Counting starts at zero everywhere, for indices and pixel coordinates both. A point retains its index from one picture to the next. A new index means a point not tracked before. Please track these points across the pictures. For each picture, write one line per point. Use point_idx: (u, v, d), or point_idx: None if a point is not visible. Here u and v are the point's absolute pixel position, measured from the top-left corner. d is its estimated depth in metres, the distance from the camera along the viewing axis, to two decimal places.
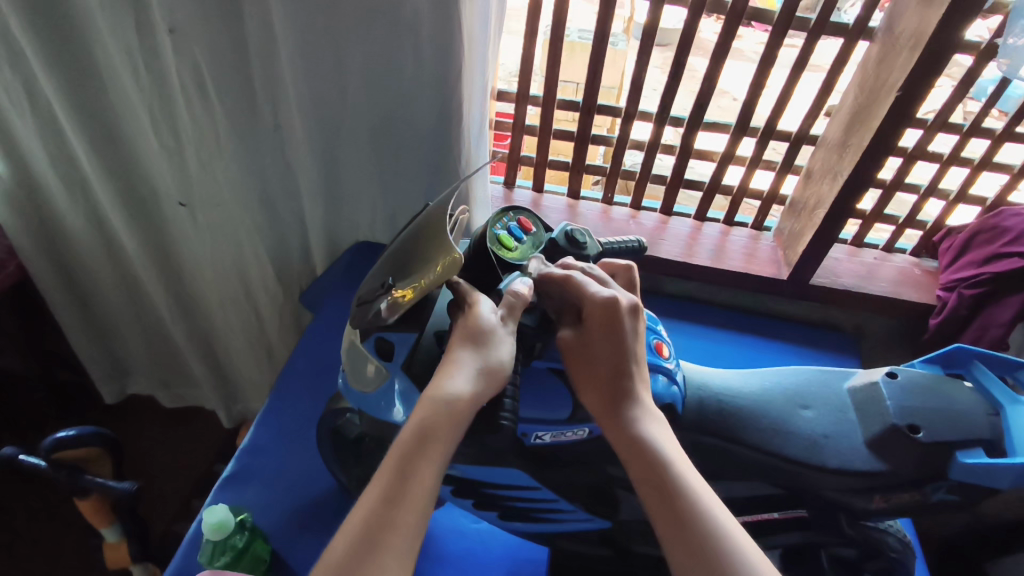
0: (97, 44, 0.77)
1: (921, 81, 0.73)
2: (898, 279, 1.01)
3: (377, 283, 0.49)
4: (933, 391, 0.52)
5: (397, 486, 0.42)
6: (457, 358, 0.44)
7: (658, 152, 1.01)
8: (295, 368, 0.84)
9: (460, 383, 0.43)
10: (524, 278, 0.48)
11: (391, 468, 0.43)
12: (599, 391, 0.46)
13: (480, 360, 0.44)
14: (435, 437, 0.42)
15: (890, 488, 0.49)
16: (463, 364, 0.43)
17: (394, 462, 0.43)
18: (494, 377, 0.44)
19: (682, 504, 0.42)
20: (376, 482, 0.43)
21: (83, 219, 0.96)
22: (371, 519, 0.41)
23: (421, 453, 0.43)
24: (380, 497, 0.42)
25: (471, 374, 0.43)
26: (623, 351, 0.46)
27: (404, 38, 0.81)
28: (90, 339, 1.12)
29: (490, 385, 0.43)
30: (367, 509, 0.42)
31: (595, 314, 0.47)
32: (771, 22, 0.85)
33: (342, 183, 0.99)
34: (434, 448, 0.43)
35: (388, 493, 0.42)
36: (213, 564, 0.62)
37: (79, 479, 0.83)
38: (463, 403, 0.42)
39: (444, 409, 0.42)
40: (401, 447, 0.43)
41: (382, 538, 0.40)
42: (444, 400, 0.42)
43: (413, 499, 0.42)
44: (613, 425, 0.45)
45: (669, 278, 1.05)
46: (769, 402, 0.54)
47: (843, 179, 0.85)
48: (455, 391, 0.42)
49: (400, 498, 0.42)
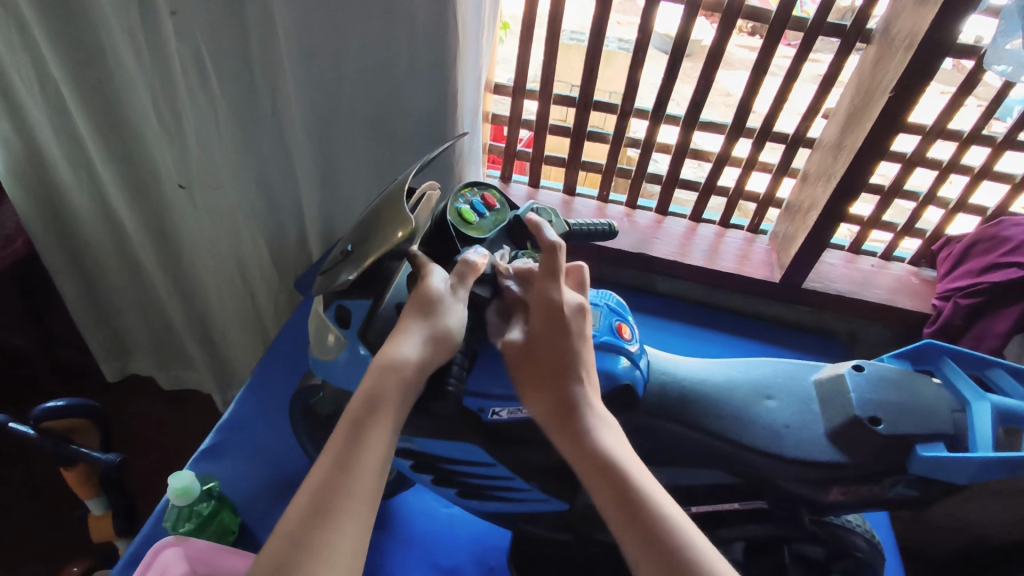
0: (100, 22, 0.77)
1: (915, 83, 0.72)
2: (895, 286, 0.99)
3: (338, 252, 0.50)
4: (898, 385, 0.51)
5: (349, 452, 0.40)
6: (406, 326, 0.45)
7: (654, 150, 1.01)
8: (277, 349, 0.84)
9: (409, 349, 0.43)
10: (479, 248, 0.49)
11: (342, 435, 0.41)
12: (540, 404, 0.47)
13: (429, 327, 0.44)
14: (383, 402, 0.42)
15: (848, 479, 0.49)
16: (412, 332, 0.44)
17: (345, 429, 0.41)
18: (443, 347, 0.45)
19: (619, 478, 0.44)
20: (328, 451, 0.41)
21: (88, 198, 0.96)
22: (323, 485, 0.39)
23: (371, 418, 0.42)
24: (332, 464, 0.40)
25: (419, 341, 0.44)
26: (569, 362, 0.47)
27: (400, 28, 0.81)
28: (91, 316, 1.12)
29: (438, 353, 0.44)
30: (319, 477, 0.40)
31: (548, 318, 0.47)
32: (768, 21, 0.84)
33: (338, 174, 0.98)
34: (385, 414, 0.42)
35: (341, 461, 0.40)
36: (178, 530, 0.64)
37: (65, 449, 0.83)
38: (410, 368, 0.43)
39: (393, 375, 0.42)
40: (351, 413, 0.42)
41: (334, 504, 0.38)
42: (394, 366, 0.43)
43: (366, 466, 0.40)
44: (557, 426, 0.46)
45: (661, 278, 1.04)
46: (734, 391, 0.53)
47: (835, 181, 0.84)
48: (403, 356, 0.43)
49: (352, 463, 0.40)
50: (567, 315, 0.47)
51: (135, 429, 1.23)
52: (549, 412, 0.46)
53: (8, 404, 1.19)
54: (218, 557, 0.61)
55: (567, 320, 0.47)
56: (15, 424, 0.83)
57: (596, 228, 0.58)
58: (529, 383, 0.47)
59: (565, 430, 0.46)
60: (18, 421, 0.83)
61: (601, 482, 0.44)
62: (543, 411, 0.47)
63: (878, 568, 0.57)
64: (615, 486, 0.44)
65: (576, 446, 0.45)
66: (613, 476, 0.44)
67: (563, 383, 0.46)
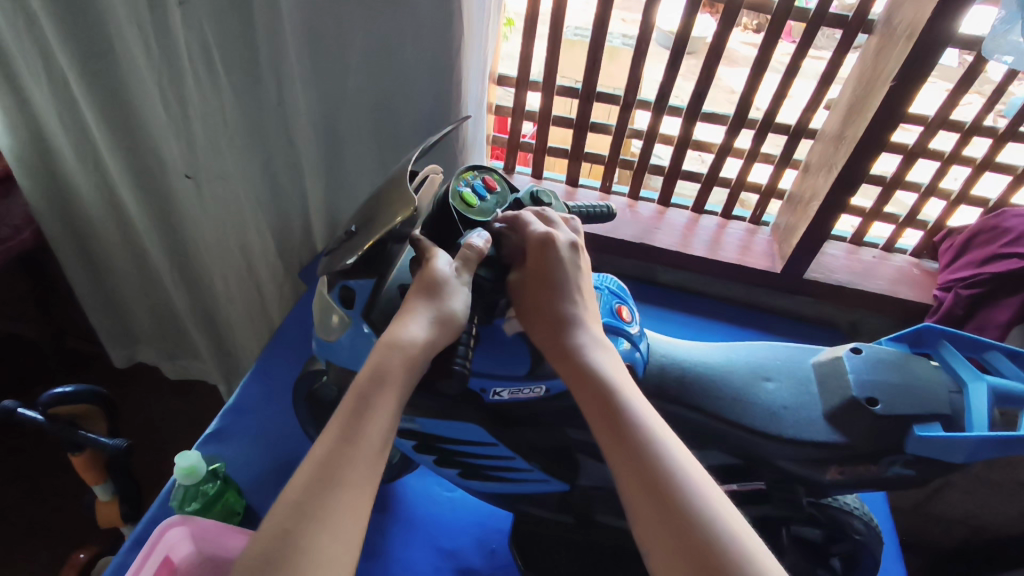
0: (108, 12, 0.76)
1: (915, 74, 0.73)
2: (896, 277, 0.99)
3: (343, 232, 0.51)
4: (896, 367, 0.52)
5: (355, 424, 0.41)
6: (412, 308, 0.45)
7: (656, 141, 1.01)
8: (281, 336, 0.85)
9: (416, 329, 0.44)
10: (483, 232, 0.49)
11: (348, 408, 0.42)
12: (545, 336, 0.48)
13: (435, 309, 0.45)
14: (388, 379, 0.43)
15: (846, 460, 0.50)
16: (418, 313, 0.45)
17: (352, 403, 0.42)
18: (448, 328, 0.45)
19: (613, 407, 0.43)
20: (334, 423, 0.41)
21: (94, 187, 0.96)
22: (328, 455, 0.40)
23: (377, 392, 0.42)
24: (338, 435, 0.40)
25: (426, 323, 0.44)
26: (563, 289, 0.48)
27: (403, 18, 0.81)
28: (98, 305, 1.13)
29: (445, 333, 0.45)
30: (325, 448, 0.40)
31: (533, 250, 0.49)
32: (770, 12, 0.84)
33: (342, 157, 1.00)
34: (391, 389, 0.43)
35: (346, 432, 0.41)
36: (185, 508, 0.65)
37: (72, 434, 0.84)
38: (418, 348, 0.44)
39: (399, 353, 0.43)
40: (357, 388, 0.43)
41: (339, 474, 0.39)
42: (400, 345, 0.43)
43: (371, 438, 0.41)
44: (560, 362, 0.46)
45: (663, 269, 1.04)
46: (733, 374, 0.54)
47: (836, 171, 0.84)
48: (411, 336, 0.44)
49: (358, 435, 0.41)
50: (549, 243, 0.49)
51: (141, 417, 1.24)
52: (554, 346, 0.47)
53: (17, 392, 1.20)
54: (224, 537, 0.62)
55: (547, 249, 0.49)
56: (23, 410, 0.83)
57: (596, 211, 0.58)
58: (531, 318, 0.49)
59: (564, 361, 0.46)
60: (26, 407, 0.84)
61: (599, 415, 0.43)
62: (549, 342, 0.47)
63: (876, 550, 0.58)
64: (612, 416, 0.43)
65: (576, 379, 0.45)
66: (607, 406, 0.43)
67: (558, 311, 0.48)
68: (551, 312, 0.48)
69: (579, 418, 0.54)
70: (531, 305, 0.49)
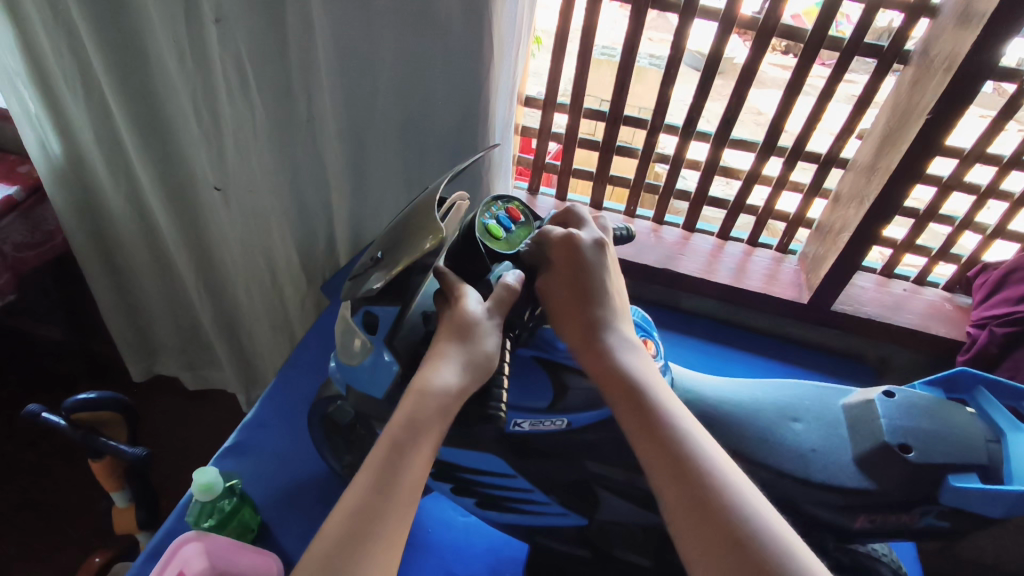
0: (147, 32, 0.79)
1: (953, 107, 0.71)
2: (927, 312, 0.96)
3: (369, 258, 0.52)
4: (928, 413, 0.51)
5: (388, 476, 0.43)
6: (443, 352, 0.46)
7: (683, 167, 1.00)
8: (303, 352, 0.85)
9: (448, 376, 0.45)
10: (516, 271, 0.51)
11: (381, 457, 0.43)
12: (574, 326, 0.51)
13: (467, 353, 0.46)
14: (422, 428, 0.44)
15: (876, 508, 0.49)
16: (450, 358, 0.46)
17: (384, 451, 0.44)
18: (483, 372, 0.46)
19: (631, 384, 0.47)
20: (367, 471, 0.43)
21: (124, 199, 0.98)
22: (361, 506, 0.42)
23: (412, 441, 0.44)
24: (371, 487, 0.42)
25: (458, 368, 0.46)
26: (591, 288, 0.51)
27: (436, 42, 0.81)
28: (123, 314, 1.14)
29: (476, 378, 0.46)
30: (357, 496, 0.42)
31: (560, 252, 0.52)
32: (803, 40, 0.83)
33: (368, 175, 0.98)
34: (423, 439, 0.44)
35: (378, 483, 0.42)
36: (201, 525, 0.66)
37: (94, 442, 0.84)
38: (450, 395, 0.45)
39: (432, 401, 0.45)
40: (391, 435, 0.44)
41: (371, 528, 0.41)
42: (432, 393, 0.45)
43: (403, 491, 0.43)
44: (593, 358, 0.49)
45: (686, 294, 1.03)
46: (760, 413, 0.53)
47: (868, 203, 0.83)
48: (444, 383, 0.45)
49: (392, 489, 0.42)
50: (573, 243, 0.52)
51: (157, 425, 1.25)
52: (587, 338, 0.50)
53: (41, 393, 1.22)
54: (237, 555, 0.62)
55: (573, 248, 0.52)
56: (47, 414, 0.83)
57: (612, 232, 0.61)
58: (564, 311, 0.51)
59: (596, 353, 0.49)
60: (51, 411, 0.83)
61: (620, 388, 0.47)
62: (580, 333, 0.50)
63: None
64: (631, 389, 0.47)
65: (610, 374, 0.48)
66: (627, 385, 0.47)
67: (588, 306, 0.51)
68: (579, 304, 0.51)
69: (602, 451, 0.54)
70: (562, 301, 0.51)
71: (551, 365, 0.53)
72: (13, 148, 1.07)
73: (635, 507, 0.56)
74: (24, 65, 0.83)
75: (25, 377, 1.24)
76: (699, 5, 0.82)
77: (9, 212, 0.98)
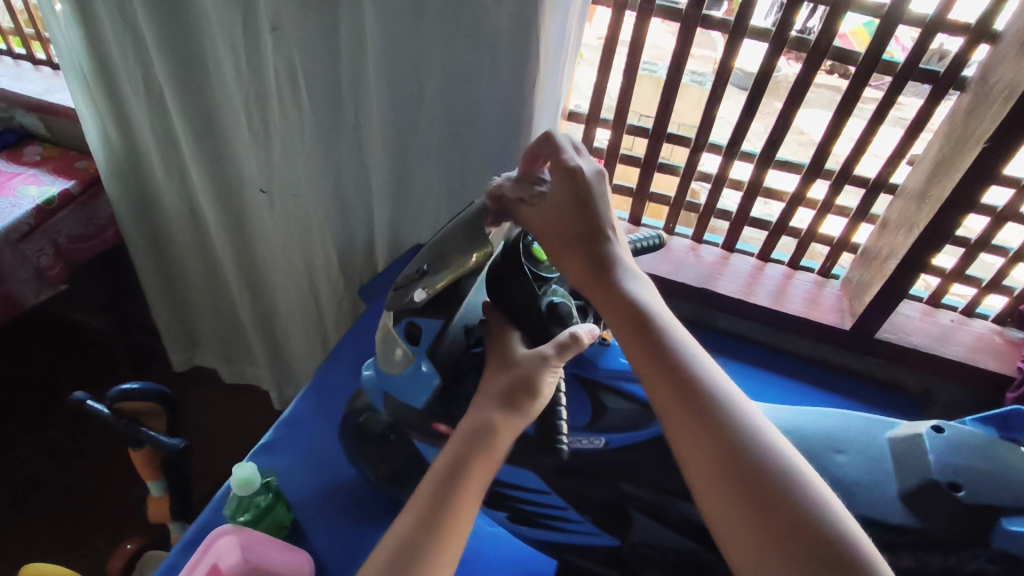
0: (206, 37, 0.83)
1: (1014, 137, 0.69)
2: (975, 344, 0.93)
3: (413, 269, 0.52)
4: (979, 452, 0.50)
5: (434, 509, 0.45)
6: (490, 396, 0.50)
7: (725, 186, 0.99)
8: (339, 354, 0.87)
9: (491, 414, 0.49)
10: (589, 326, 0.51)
11: (430, 491, 0.46)
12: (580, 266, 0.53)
13: (510, 391, 0.50)
14: (468, 462, 0.47)
15: (922, 547, 0.48)
16: (494, 400, 0.50)
17: (431, 486, 0.46)
18: (524, 408, 0.49)
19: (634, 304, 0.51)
20: (414, 506, 0.46)
21: (174, 196, 1.02)
22: (407, 537, 0.43)
23: (456, 476, 0.46)
24: (416, 520, 0.44)
25: (501, 406, 0.49)
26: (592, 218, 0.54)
27: (483, 54, 0.80)
28: (167, 307, 1.18)
29: (519, 413, 0.49)
30: (404, 528, 0.44)
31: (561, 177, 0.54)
32: (856, 63, 0.82)
33: (410, 186, 0.98)
34: (471, 476, 0.46)
35: (424, 517, 0.44)
36: (237, 519, 0.67)
37: (135, 431, 0.86)
38: (494, 430, 0.48)
39: (477, 437, 0.48)
40: (437, 472, 0.47)
41: (416, 559, 0.42)
42: (476, 428, 0.48)
43: (448, 523, 0.44)
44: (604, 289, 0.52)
45: (723, 314, 1.01)
46: (802, 442, 0.52)
47: (917, 231, 0.81)
48: (487, 418, 0.49)
49: (436, 524, 0.44)
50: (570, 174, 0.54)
51: (194, 417, 1.28)
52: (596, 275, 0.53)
53: (86, 381, 1.27)
54: (270, 550, 0.63)
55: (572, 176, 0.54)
56: (92, 402, 0.86)
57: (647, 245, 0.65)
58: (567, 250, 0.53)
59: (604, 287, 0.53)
60: (96, 400, 0.87)
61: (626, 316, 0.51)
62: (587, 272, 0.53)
63: None
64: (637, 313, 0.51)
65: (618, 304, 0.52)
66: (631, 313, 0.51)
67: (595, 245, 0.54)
68: (584, 237, 0.54)
69: (638, 473, 0.54)
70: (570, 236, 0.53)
71: (589, 383, 0.57)
72: (75, 146, 1.12)
73: (668, 532, 0.55)
74: (90, 65, 0.87)
75: (73, 364, 1.29)
76: (749, 26, 0.82)
77: (67, 205, 1.02)
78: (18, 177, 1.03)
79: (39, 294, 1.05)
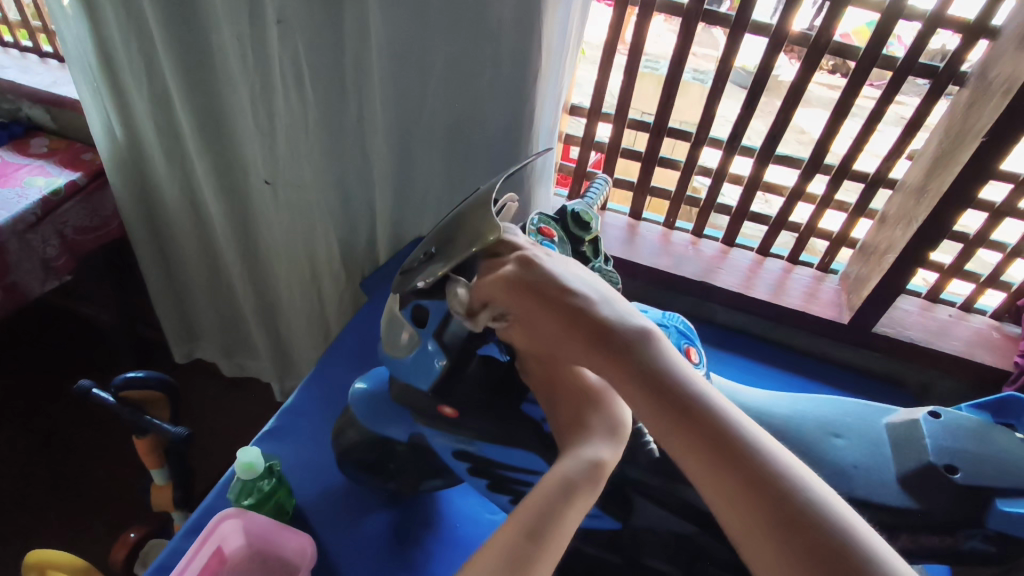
0: (210, 29, 0.83)
1: (1012, 132, 0.70)
2: (973, 339, 0.94)
3: (422, 253, 0.53)
4: (975, 436, 0.51)
5: (545, 523, 0.42)
6: (593, 426, 0.48)
7: (726, 180, 0.99)
8: (342, 343, 0.87)
9: (603, 451, 0.46)
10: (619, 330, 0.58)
11: (537, 502, 0.43)
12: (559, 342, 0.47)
13: (613, 429, 0.48)
14: (578, 490, 0.44)
15: (920, 528, 0.48)
16: (602, 436, 0.48)
17: (542, 499, 0.43)
18: (621, 439, 0.48)
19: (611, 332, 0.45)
20: (522, 511, 0.42)
21: (178, 188, 1.02)
22: (514, 545, 0.40)
23: (566, 499, 0.43)
24: (526, 528, 0.41)
25: (608, 444, 0.47)
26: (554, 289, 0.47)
27: (486, 48, 0.80)
28: (169, 299, 1.18)
29: (618, 447, 0.48)
30: (510, 534, 0.41)
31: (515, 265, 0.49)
32: (856, 58, 0.82)
33: (413, 179, 0.99)
34: (580, 497, 0.44)
35: (534, 530, 0.41)
36: (240, 502, 0.68)
37: (139, 419, 0.87)
38: (606, 467, 0.46)
39: (592, 468, 0.45)
40: (545, 490, 0.43)
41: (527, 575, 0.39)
42: (584, 458, 0.46)
43: (556, 543, 0.41)
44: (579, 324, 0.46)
45: (723, 308, 1.02)
46: (802, 426, 0.53)
47: (916, 224, 0.82)
48: (597, 454, 0.46)
49: (543, 538, 0.41)
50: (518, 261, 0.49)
51: (195, 410, 1.29)
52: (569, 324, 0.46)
53: (87, 372, 1.27)
54: (276, 535, 0.64)
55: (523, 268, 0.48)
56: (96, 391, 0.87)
57: None
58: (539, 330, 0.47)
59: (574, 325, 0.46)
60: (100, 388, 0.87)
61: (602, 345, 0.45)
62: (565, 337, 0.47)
63: None
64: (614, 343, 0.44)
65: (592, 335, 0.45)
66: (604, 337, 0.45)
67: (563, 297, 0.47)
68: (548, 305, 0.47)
69: (640, 457, 0.55)
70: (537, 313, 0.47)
71: None
72: (78, 137, 1.12)
73: (668, 515, 0.56)
74: (95, 57, 0.88)
75: (74, 356, 1.30)
76: (751, 22, 0.82)
77: (73, 196, 1.03)
78: (24, 168, 1.04)
79: (44, 284, 1.05)
